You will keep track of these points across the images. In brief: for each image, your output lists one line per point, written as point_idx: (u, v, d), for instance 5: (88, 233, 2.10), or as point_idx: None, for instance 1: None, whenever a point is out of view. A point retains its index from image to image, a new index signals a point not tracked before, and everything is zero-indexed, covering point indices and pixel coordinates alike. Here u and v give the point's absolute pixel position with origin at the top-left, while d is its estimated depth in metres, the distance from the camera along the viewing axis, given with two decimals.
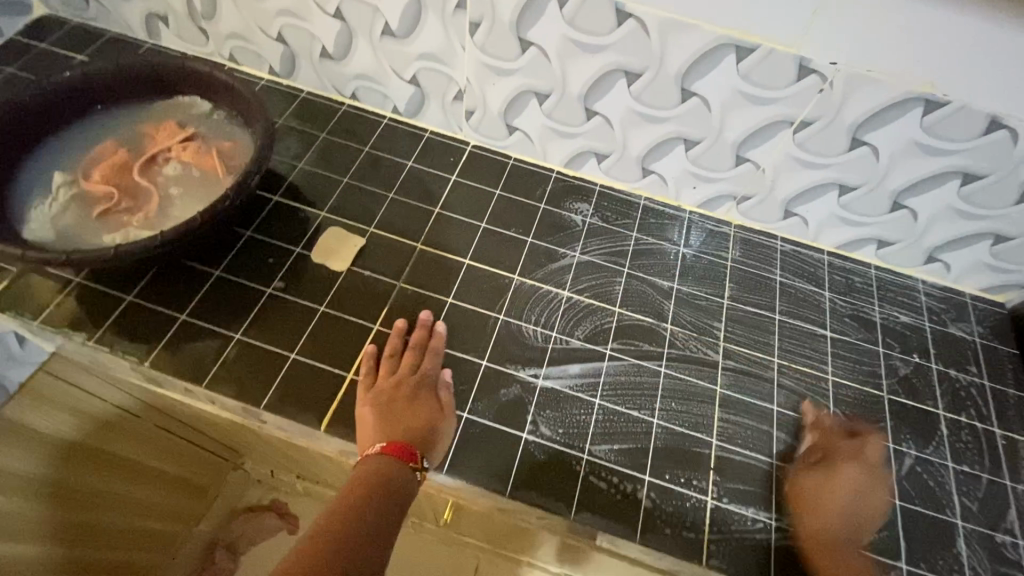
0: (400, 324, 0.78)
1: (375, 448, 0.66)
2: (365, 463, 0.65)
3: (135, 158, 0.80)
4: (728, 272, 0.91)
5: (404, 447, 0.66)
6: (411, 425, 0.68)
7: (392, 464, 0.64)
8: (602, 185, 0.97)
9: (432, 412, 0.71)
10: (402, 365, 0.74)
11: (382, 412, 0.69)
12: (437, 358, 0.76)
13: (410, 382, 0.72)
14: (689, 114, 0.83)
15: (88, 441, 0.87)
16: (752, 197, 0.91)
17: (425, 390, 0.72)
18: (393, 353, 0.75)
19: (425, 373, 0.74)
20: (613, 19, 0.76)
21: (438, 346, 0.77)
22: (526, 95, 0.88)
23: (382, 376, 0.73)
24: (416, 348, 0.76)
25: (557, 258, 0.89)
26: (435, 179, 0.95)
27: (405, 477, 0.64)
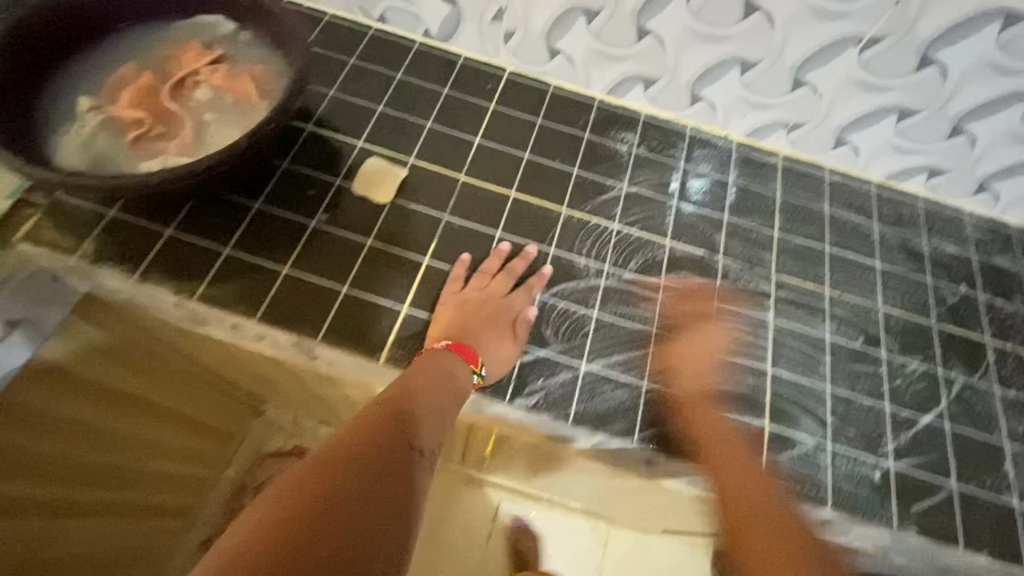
0: (503, 248, 0.78)
1: (442, 343, 0.68)
2: (428, 351, 0.67)
3: (163, 82, 0.74)
4: (777, 204, 0.89)
5: (468, 351, 0.67)
6: (484, 338, 0.70)
7: (451, 361, 0.66)
8: (646, 114, 0.93)
9: (507, 333, 0.71)
10: (490, 285, 0.74)
11: (462, 321, 0.70)
12: (525, 294, 0.75)
13: (495, 304, 0.73)
14: (748, 33, 0.79)
15: (79, 367, 0.77)
16: (804, 124, 0.88)
17: (506, 314, 0.72)
18: (487, 273, 0.76)
19: (512, 300, 0.74)
20: None
21: (532, 281, 0.76)
22: (573, 14, 0.83)
23: (470, 289, 0.74)
24: (509, 275, 0.76)
25: (603, 189, 0.86)
26: (473, 109, 0.90)
27: (460, 376, 0.65)
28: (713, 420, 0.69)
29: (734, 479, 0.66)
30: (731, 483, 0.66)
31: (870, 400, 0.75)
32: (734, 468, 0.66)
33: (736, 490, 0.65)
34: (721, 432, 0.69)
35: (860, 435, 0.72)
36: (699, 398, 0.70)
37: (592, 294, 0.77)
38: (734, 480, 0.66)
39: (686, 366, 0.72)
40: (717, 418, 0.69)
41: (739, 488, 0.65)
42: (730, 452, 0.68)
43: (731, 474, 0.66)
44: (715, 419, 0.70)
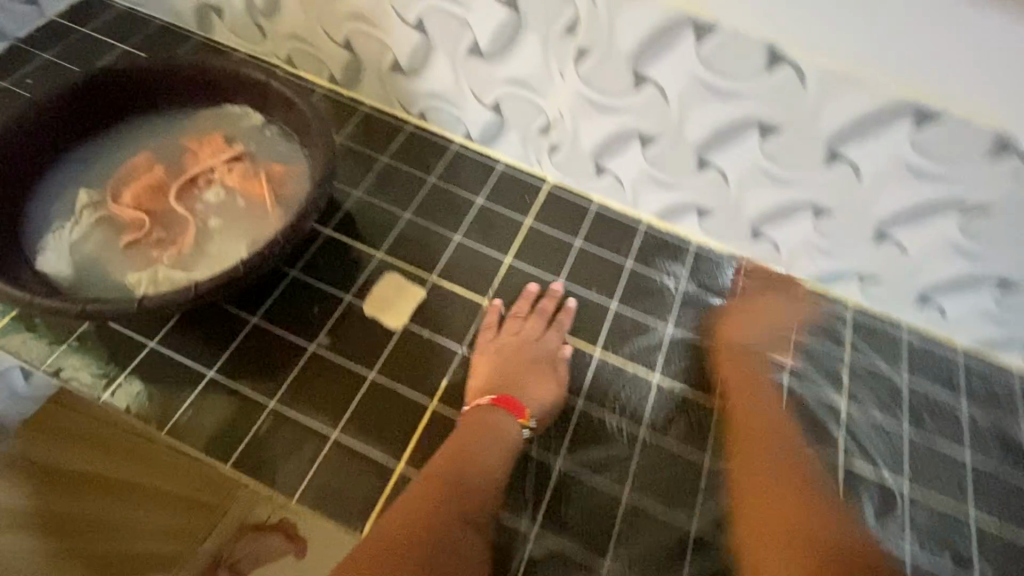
0: (531, 289, 0.76)
1: (484, 400, 0.65)
2: (474, 409, 0.64)
3: (174, 179, 0.68)
4: (848, 368, 0.76)
5: (515, 405, 0.65)
6: (526, 384, 0.67)
7: (499, 418, 0.63)
8: (698, 244, 0.83)
9: (547, 374, 0.68)
10: (523, 327, 0.72)
11: (499, 371, 0.68)
12: (559, 333, 0.73)
13: (530, 348, 0.70)
14: (831, 183, 0.67)
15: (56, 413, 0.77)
16: (883, 279, 0.76)
17: (544, 359, 0.70)
18: (518, 316, 0.73)
19: (546, 342, 0.72)
20: (762, 63, 0.59)
21: (563, 321, 0.74)
22: (627, 137, 0.74)
23: (503, 335, 0.71)
24: (542, 316, 0.73)
25: (643, 332, 0.75)
26: (507, 222, 0.82)
27: (511, 432, 0.63)
28: (740, 358, 0.73)
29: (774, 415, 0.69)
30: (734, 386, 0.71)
31: None
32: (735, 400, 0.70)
33: (740, 391, 0.70)
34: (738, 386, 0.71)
35: None
36: (741, 350, 0.73)
37: (623, 466, 0.65)
38: (759, 423, 0.68)
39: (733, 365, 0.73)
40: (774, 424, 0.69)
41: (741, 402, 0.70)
42: (749, 381, 0.72)
43: (751, 403, 0.70)
44: (732, 356, 0.73)
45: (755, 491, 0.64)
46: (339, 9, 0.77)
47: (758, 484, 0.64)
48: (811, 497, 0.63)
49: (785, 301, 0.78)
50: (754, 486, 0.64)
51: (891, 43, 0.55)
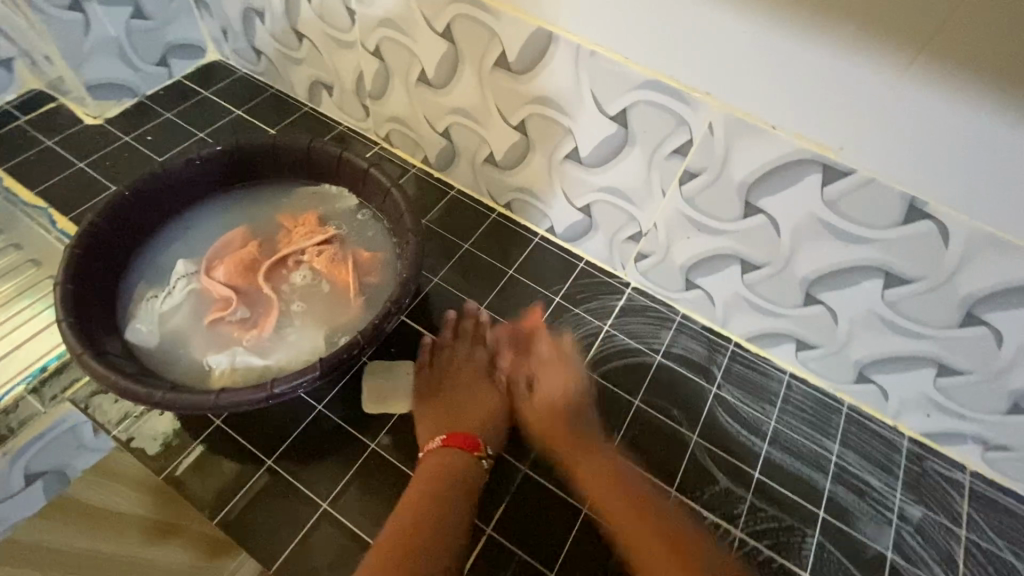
0: (451, 313, 0.74)
1: (436, 444, 0.62)
2: (429, 457, 0.61)
3: (265, 257, 0.70)
4: (966, 552, 0.65)
5: (471, 438, 0.62)
6: (468, 412, 0.65)
7: (455, 458, 0.60)
8: (792, 373, 0.76)
9: (484, 392, 0.68)
10: (450, 352, 0.71)
11: (442, 407, 0.65)
12: (485, 344, 0.72)
13: (459, 371, 0.69)
14: (964, 343, 0.59)
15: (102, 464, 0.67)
16: (1015, 454, 0.65)
17: (478, 374, 0.69)
18: (444, 343, 0.72)
19: (473, 355, 0.71)
20: (898, 212, 0.54)
21: (487, 329, 0.74)
22: (725, 259, 0.69)
23: (434, 366, 0.70)
24: (469, 336, 0.73)
25: (723, 473, 0.68)
26: (584, 325, 0.78)
27: (472, 469, 0.61)
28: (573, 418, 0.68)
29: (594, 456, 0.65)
30: (584, 427, 0.67)
31: None
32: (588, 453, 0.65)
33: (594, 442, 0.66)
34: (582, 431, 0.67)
35: None
36: (558, 415, 0.66)
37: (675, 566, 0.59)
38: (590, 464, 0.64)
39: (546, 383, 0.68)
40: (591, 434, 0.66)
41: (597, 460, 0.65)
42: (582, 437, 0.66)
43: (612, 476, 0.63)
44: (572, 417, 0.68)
45: (605, 478, 0.63)
46: (444, 103, 0.79)
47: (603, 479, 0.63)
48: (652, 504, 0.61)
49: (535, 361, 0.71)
50: (626, 521, 0.59)
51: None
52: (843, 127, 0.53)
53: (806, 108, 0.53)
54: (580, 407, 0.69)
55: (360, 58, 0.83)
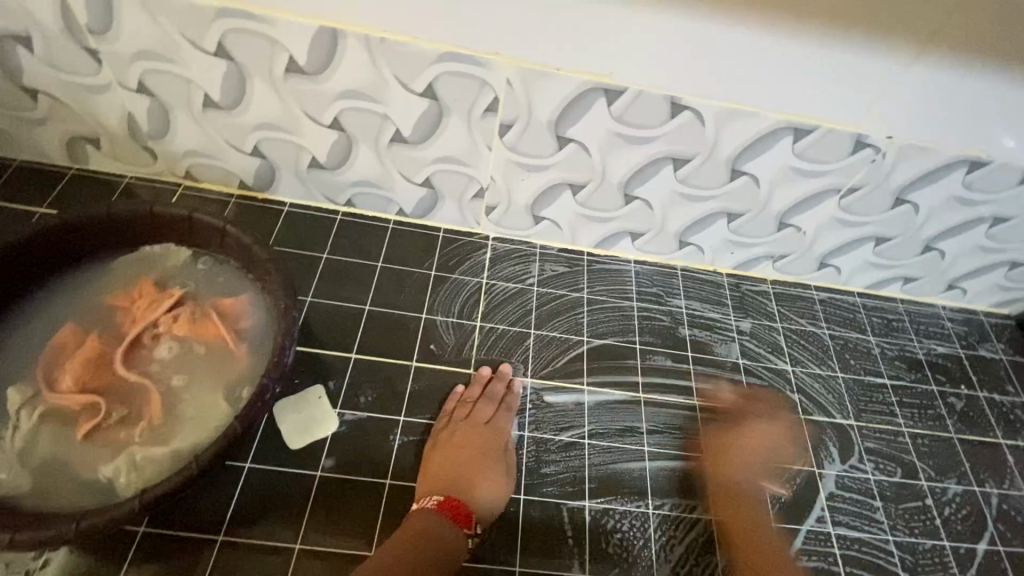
0: (483, 373, 0.76)
1: (431, 501, 0.63)
2: (418, 514, 0.62)
3: (114, 345, 0.63)
4: (781, 337, 0.89)
5: (461, 512, 0.63)
6: (475, 484, 0.66)
7: (443, 521, 0.61)
8: (636, 261, 0.92)
9: (499, 466, 0.68)
10: (475, 414, 0.72)
11: (457, 470, 0.66)
12: (510, 415, 0.73)
13: (484, 435, 0.70)
14: (736, 191, 0.78)
15: None
16: (789, 256, 0.89)
17: (496, 443, 0.70)
18: (469, 399, 0.73)
19: (499, 424, 0.72)
20: (665, 111, 0.68)
21: (513, 401, 0.74)
22: (558, 187, 0.80)
23: (455, 421, 0.70)
24: (492, 400, 0.73)
25: (616, 355, 0.82)
26: (464, 287, 0.84)
27: (454, 537, 0.61)
28: (765, 435, 0.76)
29: (751, 461, 0.74)
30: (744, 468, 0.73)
31: (929, 541, 0.73)
32: (748, 461, 0.74)
33: (776, 450, 0.76)
34: (735, 451, 0.74)
35: None
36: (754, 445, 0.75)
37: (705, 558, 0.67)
38: (755, 459, 0.74)
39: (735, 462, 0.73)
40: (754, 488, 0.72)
41: (733, 465, 0.73)
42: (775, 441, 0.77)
43: (720, 476, 0.73)
44: (762, 429, 0.77)
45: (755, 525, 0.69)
46: (245, 121, 0.75)
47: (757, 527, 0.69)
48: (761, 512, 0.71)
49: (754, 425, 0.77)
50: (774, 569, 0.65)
51: (763, 81, 0.65)
52: (608, 55, 0.64)
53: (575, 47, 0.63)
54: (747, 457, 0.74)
55: (125, 101, 0.74)
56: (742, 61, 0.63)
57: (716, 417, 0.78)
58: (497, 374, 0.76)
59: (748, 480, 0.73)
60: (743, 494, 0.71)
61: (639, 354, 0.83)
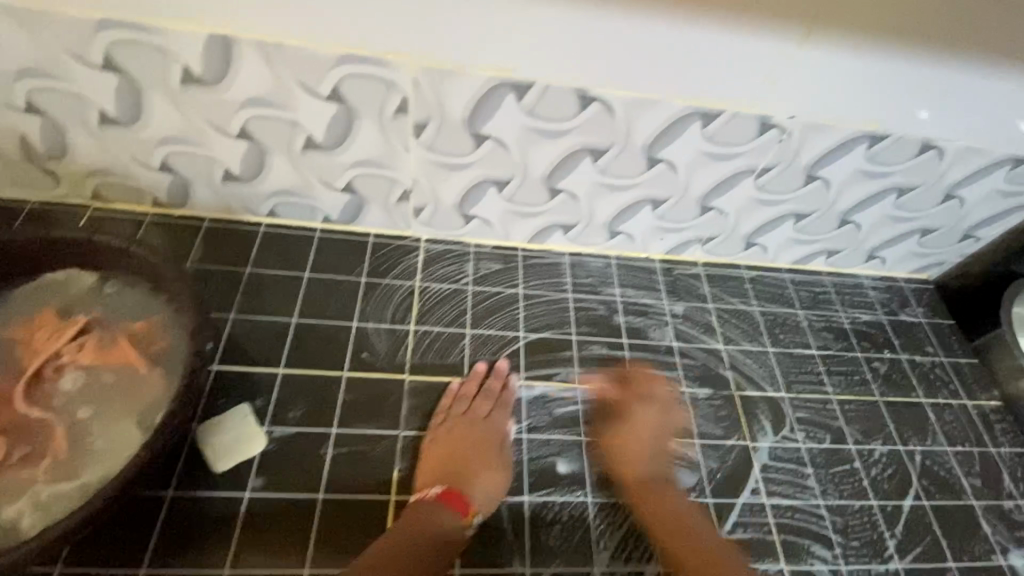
0: (479, 368, 0.77)
1: (431, 492, 0.66)
2: (418, 504, 0.64)
3: (14, 381, 0.60)
4: (714, 317, 0.91)
5: (460, 504, 0.65)
6: (473, 478, 0.68)
7: (443, 513, 0.64)
8: (570, 253, 0.93)
9: (498, 460, 0.70)
10: (472, 411, 0.74)
11: (454, 464, 0.68)
12: (507, 412, 0.75)
13: (482, 431, 0.72)
14: (656, 178, 0.79)
15: None
16: (716, 238, 0.92)
17: (494, 439, 0.72)
18: (465, 396, 0.75)
19: (495, 421, 0.74)
20: (575, 103, 0.68)
21: (511, 398, 0.76)
22: (482, 185, 0.80)
23: (454, 418, 0.72)
24: (488, 396, 0.75)
25: (554, 348, 0.83)
26: (397, 291, 0.83)
27: (454, 530, 0.64)
28: (671, 424, 0.77)
29: (650, 455, 0.73)
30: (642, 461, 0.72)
31: (858, 502, 0.76)
32: (641, 459, 0.72)
33: (661, 444, 0.75)
34: (644, 435, 0.74)
35: (865, 545, 0.73)
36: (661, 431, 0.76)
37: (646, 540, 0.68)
38: (639, 452, 0.73)
39: (634, 461, 0.72)
40: (674, 494, 0.70)
41: (633, 460, 0.72)
42: (663, 431, 0.76)
43: (651, 463, 0.72)
44: (672, 420, 0.78)
45: (671, 522, 0.67)
46: (148, 136, 0.72)
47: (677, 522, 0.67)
48: (680, 503, 0.70)
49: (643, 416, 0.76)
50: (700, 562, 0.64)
51: (662, 70, 0.65)
52: (506, 51, 0.63)
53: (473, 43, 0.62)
54: (642, 456, 0.73)
55: (15, 122, 0.70)
56: (641, 50, 0.63)
57: (653, 403, 0.78)
58: (494, 369, 0.78)
59: (665, 479, 0.72)
60: (664, 493, 0.70)
61: (576, 345, 0.84)
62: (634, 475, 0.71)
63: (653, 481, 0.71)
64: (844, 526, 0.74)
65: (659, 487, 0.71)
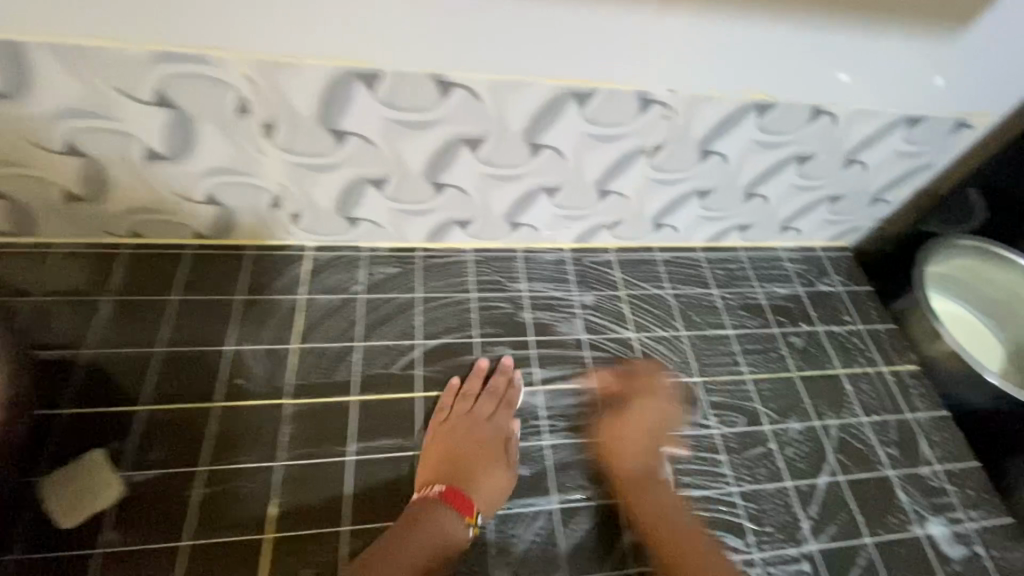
0: (483, 365, 0.76)
1: (434, 490, 0.64)
2: (421, 500, 0.63)
3: None
4: (625, 305, 0.87)
5: (462, 502, 0.63)
6: (476, 479, 0.65)
7: (445, 512, 0.62)
8: (473, 249, 0.87)
9: (502, 460, 0.68)
10: (475, 410, 0.72)
11: (458, 463, 0.66)
12: (511, 411, 0.73)
13: (485, 431, 0.70)
14: (543, 165, 0.74)
15: None
16: (623, 222, 0.88)
17: (498, 440, 0.70)
18: (470, 394, 0.73)
19: (499, 421, 0.71)
20: (434, 91, 0.62)
21: (515, 396, 0.74)
22: (358, 185, 0.73)
23: (455, 417, 0.70)
24: (493, 395, 0.73)
25: (455, 353, 0.77)
26: (278, 306, 0.77)
27: (455, 529, 0.62)
28: (648, 414, 0.74)
29: (643, 449, 0.71)
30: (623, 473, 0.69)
31: (772, 484, 0.74)
32: (633, 459, 0.70)
33: (656, 439, 0.73)
34: (635, 434, 0.72)
35: (779, 529, 0.71)
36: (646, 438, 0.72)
37: (547, 549, 0.65)
38: (635, 452, 0.71)
39: (631, 456, 0.70)
40: (654, 499, 0.68)
41: (623, 469, 0.70)
42: (655, 428, 0.74)
43: (637, 465, 0.70)
44: (644, 412, 0.74)
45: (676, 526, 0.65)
46: None
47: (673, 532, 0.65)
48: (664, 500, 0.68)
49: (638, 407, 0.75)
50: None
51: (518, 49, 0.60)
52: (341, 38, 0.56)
53: (300, 31, 0.55)
54: (634, 453, 0.71)
55: None
56: (491, 27, 0.57)
57: (642, 393, 0.76)
58: (500, 368, 0.76)
59: (641, 475, 0.69)
60: (648, 487, 0.68)
61: (478, 347, 0.78)
62: (626, 477, 0.69)
63: (648, 477, 0.69)
64: (756, 511, 0.72)
65: (654, 483, 0.69)
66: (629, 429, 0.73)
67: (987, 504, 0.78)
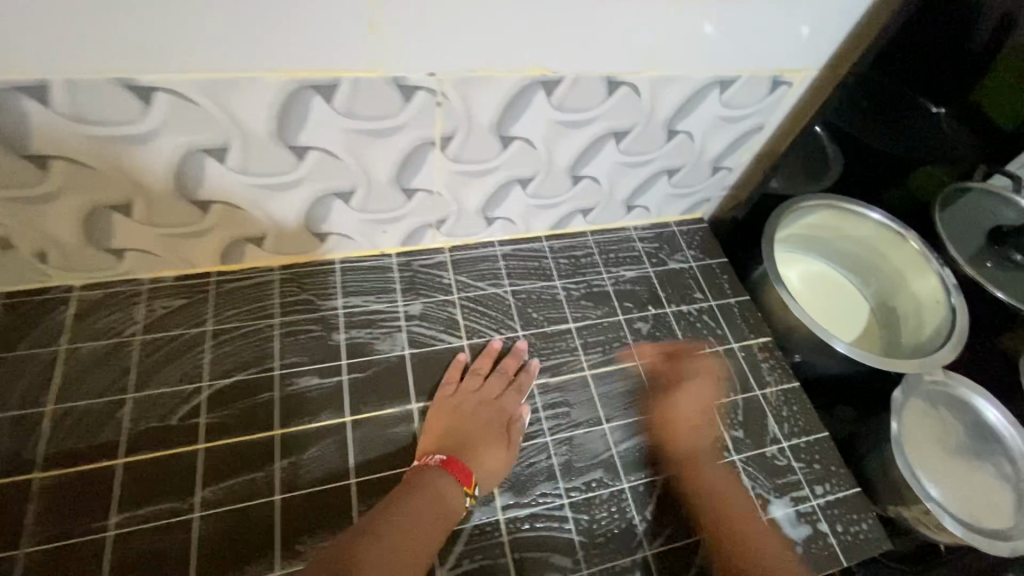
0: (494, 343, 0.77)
1: (435, 458, 0.64)
2: (426, 468, 0.63)
3: None
4: (457, 310, 0.80)
5: (462, 471, 0.63)
6: (477, 455, 0.65)
7: (447, 478, 0.62)
8: (279, 268, 0.77)
9: (506, 438, 0.68)
10: (484, 389, 0.72)
11: (459, 439, 0.67)
12: (519, 393, 0.73)
13: (493, 409, 0.70)
14: (318, 169, 0.65)
15: None
16: (446, 218, 0.80)
17: (503, 419, 0.70)
18: (481, 373, 0.74)
19: (506, 401, 0.72)
20: (132, 99, 0.52)
21: (524, 378, 0.74)
22: (98, 214, 0.63)
23: (464, 393, 0.72)
24: (502, 375, 0.74)
25: (252, 390, 0.69)
26: (32, 363, 0.66)
27: (455, 497, 0.62)
28: (692, 392, 0.77)
29: (701, 421, 0.75)
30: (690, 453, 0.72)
31: (607, 490, 0.69)
32: (689, 436, 0.73)
33: (702, 418, 0.76)
34: (688, 413, 0.75)
35: (611, 540, 0.66)
36: (698, 413, 0.75)
37: None
38: (696, 427, 0.74)
39: (692, 430, 0.74)
40: (715, 473, 0.71)
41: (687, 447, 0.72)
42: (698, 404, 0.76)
43: (693, 439, 0.73)
44: (695, 386, 0.77)
45: (737, 510, 0.68)
46: None
47: (744, 510, 0.69)
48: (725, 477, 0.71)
49: (690, 387, 0.77)
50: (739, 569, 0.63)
51: (215, 41, 0.50)
52: None
53: None
54: (693, 431, 0.74)
55: None
56: (168, 15, 0.47)
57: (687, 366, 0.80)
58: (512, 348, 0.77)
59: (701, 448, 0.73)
60: (702, 467, 0.71)
61: (279, 381, 0.70)
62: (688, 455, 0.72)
63: (704, 453, 0.73)
64: (588, 523, 0.67)
65: (710, 459, 0.73)
66: (700, 392, 0.77)
67: (832, 477, 0.75)
